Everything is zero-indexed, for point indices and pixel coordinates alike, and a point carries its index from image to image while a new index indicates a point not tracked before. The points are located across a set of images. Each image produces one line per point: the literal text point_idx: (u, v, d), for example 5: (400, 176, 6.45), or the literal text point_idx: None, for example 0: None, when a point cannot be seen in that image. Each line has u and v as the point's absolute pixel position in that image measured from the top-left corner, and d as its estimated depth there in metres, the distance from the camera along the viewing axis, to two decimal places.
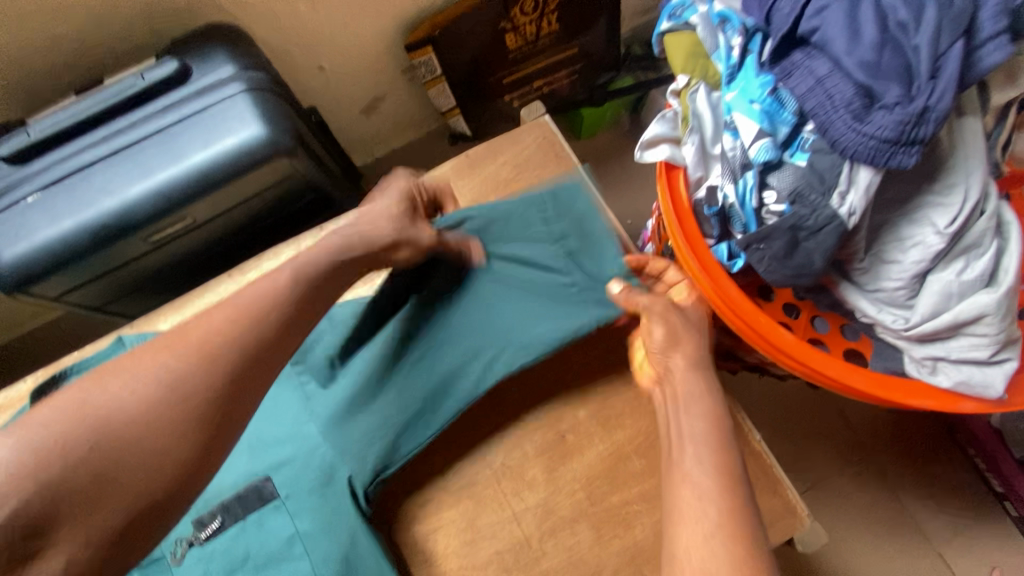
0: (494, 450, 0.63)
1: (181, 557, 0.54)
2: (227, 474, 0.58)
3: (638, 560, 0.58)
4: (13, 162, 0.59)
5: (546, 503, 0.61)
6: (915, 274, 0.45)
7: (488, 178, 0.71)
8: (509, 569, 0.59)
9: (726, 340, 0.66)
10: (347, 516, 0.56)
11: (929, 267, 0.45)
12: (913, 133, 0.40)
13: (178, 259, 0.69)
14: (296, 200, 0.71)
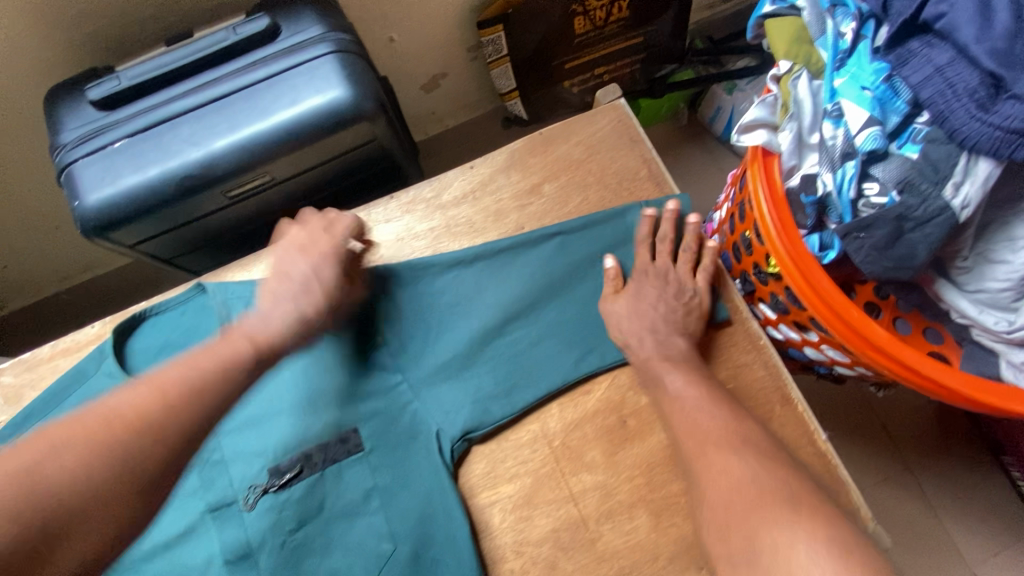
0: (553, 429, 0.63)
1: (253, 502, 0.59)
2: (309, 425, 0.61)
3: (697, 550, 0.58)
4: (103, 107, 0.60)
5: (605, 486, 0.60)
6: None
7: (561, 157, 0.71)
8: (564, 548, 0.58)
9: (794, 338, 0.64)
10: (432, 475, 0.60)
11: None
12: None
13: (251, 217, 0.69)
14: (367, 167, 0.71)
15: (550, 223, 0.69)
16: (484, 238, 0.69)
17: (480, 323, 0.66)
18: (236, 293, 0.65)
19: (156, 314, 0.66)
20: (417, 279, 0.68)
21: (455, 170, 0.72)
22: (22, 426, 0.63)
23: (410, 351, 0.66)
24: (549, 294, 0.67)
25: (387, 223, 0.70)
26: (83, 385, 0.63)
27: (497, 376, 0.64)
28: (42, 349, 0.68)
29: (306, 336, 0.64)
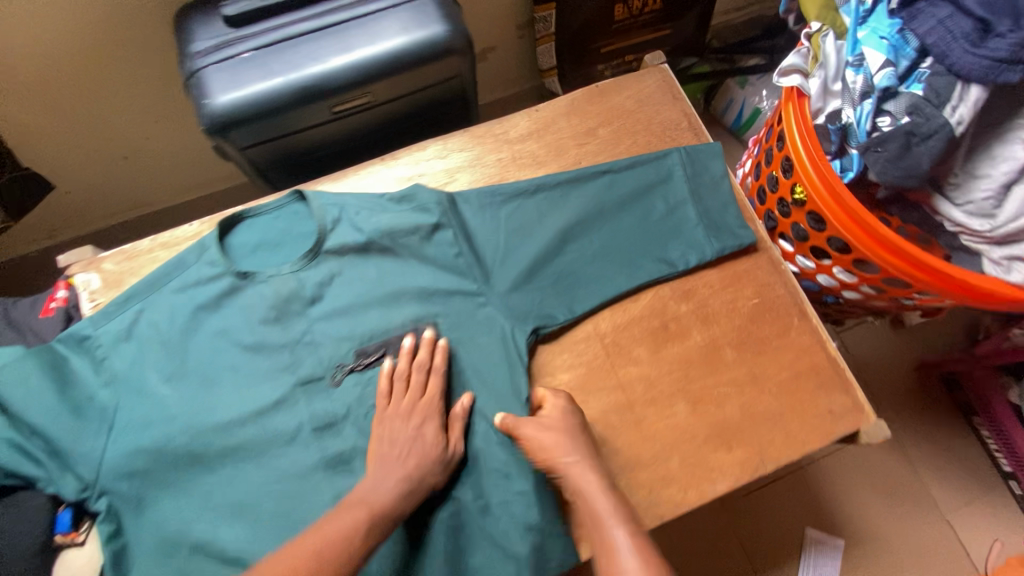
0: (605, 329, 0.72)
1: (339, 380, 0.68)
2: (395, 316, 0.70)
3: (728, 431, 0.67)
4: (231, 24, 0.69)
5: (649, 378, 0.70)
6: (1004, 182, 0.56)
7: (614, 107, 0.82)
8: (614, 427, 0.68)
9: (810, 267, 0.75)
10: (505, 370, 0.68)
11: (1011, 180, 0.55)
12: (1014, 54, 0.51)
13: (340, 138, 0.78)
14: (444, 104, 0.81)
15: (604, 160, 0.79)
16: (546, 169, 0.78)
17: (548, 238, 0.74)
18: (330, 201, 0.71)
19: (256, 215, 0.73)
20: (496, 201, 0.75)
21: (521, 113, 0.82)
22: (125, 306, 0.68)
23: (481, 257, 0.73)
24: (605, 219, 0.76)
25: (460, 151, 0.79)
26: (185, 273, 0.69)
27: (560, 287, 0.72)
28: (141, 242, 0.74)
29: (392, 238, 0.72)
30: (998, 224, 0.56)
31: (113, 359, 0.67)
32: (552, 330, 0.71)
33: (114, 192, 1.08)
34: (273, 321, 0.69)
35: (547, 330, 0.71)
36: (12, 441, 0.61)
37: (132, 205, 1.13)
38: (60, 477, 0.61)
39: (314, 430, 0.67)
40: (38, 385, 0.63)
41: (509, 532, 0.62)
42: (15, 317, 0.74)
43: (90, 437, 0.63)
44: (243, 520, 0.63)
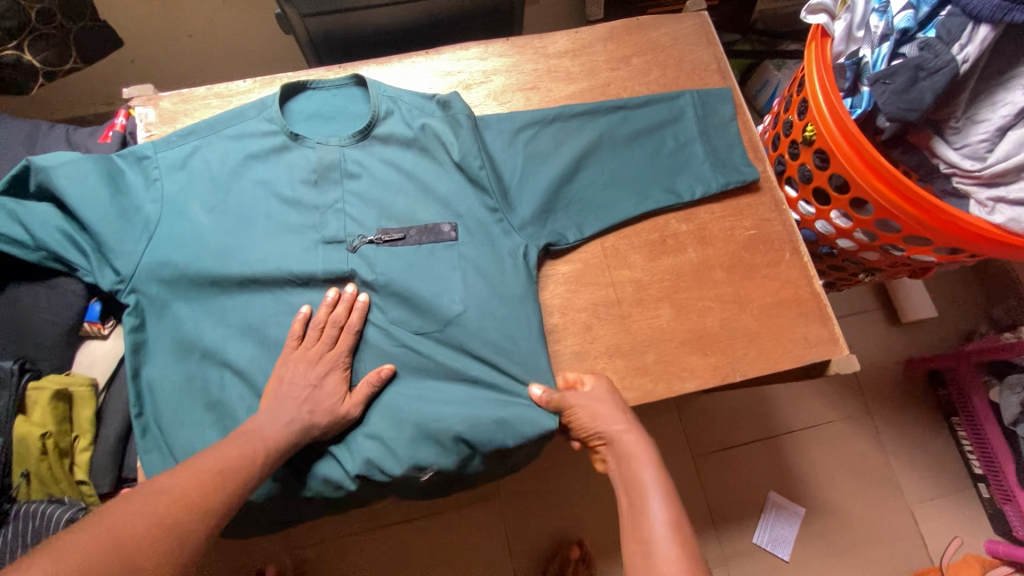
0: (607, 234, 0.76)
1: (358, 246, 0.73)
2: (421, 211, 0.75)
3: (704, 339, 0.72)
4: None
5: (640, 282, 0.74)
6: (997, 127, 0.60)
7: (650, 40, 0.86)
8: (599, 318, 0.72)
9: (810, 213, 0.79)
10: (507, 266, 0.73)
11: (1006, 126, 0.60)
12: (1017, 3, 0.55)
13: (391, 25, 0.84)
14: (493, 11, 0.86)
15: (633, 86, 0.84)
16: (577, 86, 0.83)
17: (573, 153, 0.78)
18: (386, 93, 0.78)
19: (316, 87, 0.80)
20: (527, 117, 0.80)
21: (562, 32, 0.87)
22: (183, 141, 0.75)
23: (503, 167, 0.78)
24: (627, 143, 0.80)
25: (500, 58, 0.84)
26: (242, 125, 0.77)
27: (572, 209, 0.77)
28: (197, 90, 0.80)
29: (426, 128, 0.78)
30: (986, 165, 0.61)
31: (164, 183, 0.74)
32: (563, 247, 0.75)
33: (172, 67, 1.10)
34: (312, 181, 0.76)
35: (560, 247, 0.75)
36: (64, 231, 0.68)
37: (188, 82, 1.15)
38: (101, 272, 0.69)
39: (327, 280, 0.72)
40: (93, 187, 0.70)
41: (483, 398, 0.67)
42: (74, 140, 0.81)
43: (131, 242, 0.69)
44: (250, 340, 0.69)
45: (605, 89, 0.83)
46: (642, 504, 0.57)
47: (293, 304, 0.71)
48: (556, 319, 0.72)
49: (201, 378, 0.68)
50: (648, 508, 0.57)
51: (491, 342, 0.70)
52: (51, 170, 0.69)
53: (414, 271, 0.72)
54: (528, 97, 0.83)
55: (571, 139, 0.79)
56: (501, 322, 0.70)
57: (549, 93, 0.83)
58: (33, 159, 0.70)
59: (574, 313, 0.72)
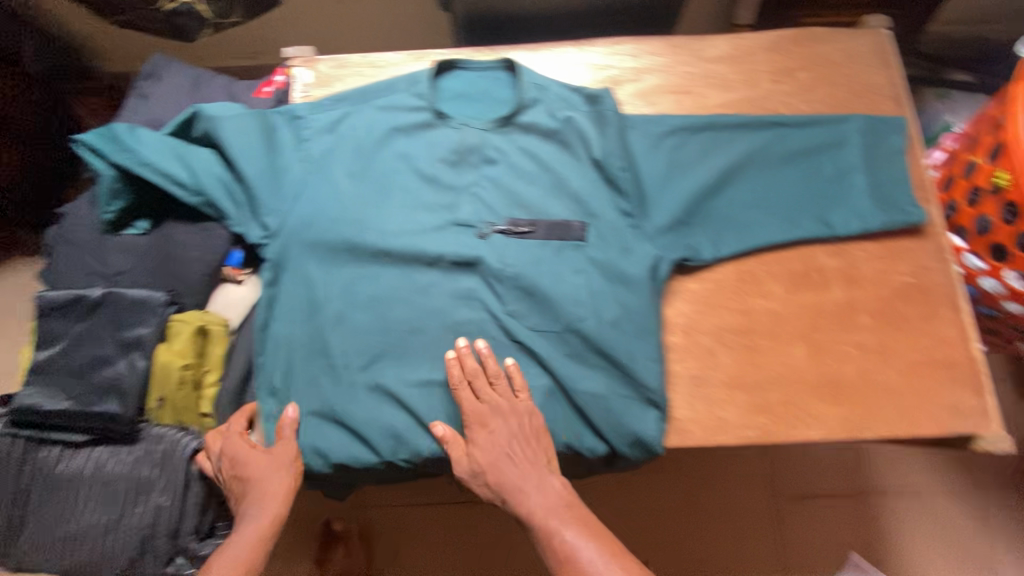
0: (745, 258, 0.72)
1: (486, 233, 0.73)
2: (553, 205, 0.74)
3: (836, 387, 0.67)
4: None
5: (775, 314, 0.70)
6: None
7: (819, 55, 0.80)
8: (726, 345, 0.68)
9: (979, 268, 0.72)
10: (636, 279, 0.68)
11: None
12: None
13: (549, 12, 0.83)
14: (650, 9, 0.84)
15: (794, 103, 0.78)
16: (734, 94, 0.79)
17: (720, 166, 0.74)
18: (535, 81, 0.78)
19: (464, 67, 0.80)
20: (676, 122, 0.76)
21: (723, 36, 0.82)
22: (336, 106, 0.78)
23: (643, 172, 0.74)
24: (780, 164, 0.74)
25: (654, 57, 0.81)
26: (391, 97, 0.78)
27: (712, 226, 0.72)
28: (353, 57, 0.83)
29: (570, 120, 0.76)
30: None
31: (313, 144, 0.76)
32: (697, 265, 0.71)
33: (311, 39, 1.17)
34: (451, 161, 0.76)
35: (695, 264, 0.70)
36: (222, 180, 0.72)
37: None
38: (250, 223, 0.72)
39: (451, 262, 0.71)
40: (253, 141, 0.73)
41: (595, 410, 0.65)
42: (234, 93, 0.86)
43: (280, 199, 0.72)
44: (373, 309, 0.70)
45: (763, 102, 0.78)
46: (559, 540, 0.59)
47: (417, 280, 0.71)
48: (679, 338, 0.68)
49: (323, 339, 0.69)
50: (566, 539, 0.59)
51: (609, 355, 0.65)
52: (218, 121, 0.73)
53: (538, 268, 0.70)
54: (678, 101, 0.79)
55: (719, 151, 0.75)
56: (624, 332, 0.66)
57: (701, 99, 0.79)
58: (203, 108, 0.74)
59: (700, 335, 0.68)
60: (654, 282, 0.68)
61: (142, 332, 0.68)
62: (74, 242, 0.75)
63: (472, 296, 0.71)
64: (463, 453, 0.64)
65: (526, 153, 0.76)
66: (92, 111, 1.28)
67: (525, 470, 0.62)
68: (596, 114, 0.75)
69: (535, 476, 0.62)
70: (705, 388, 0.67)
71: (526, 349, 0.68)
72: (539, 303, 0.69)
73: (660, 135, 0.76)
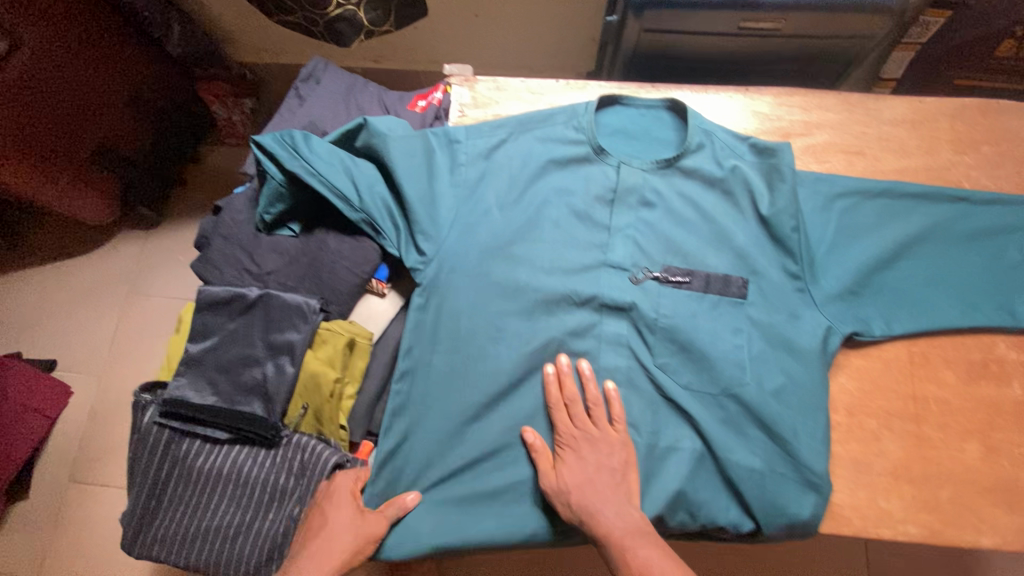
0: (915, 339, 0.68)
1: (640, 278, 0.70)
2: (712, 256, 0.71)
3: (1013, 492, 0.62)
4: None
5: (946, 401, 0.65)
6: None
7: (1007, 128, 0.75)
8: (891, 430, 0.65)
9: None
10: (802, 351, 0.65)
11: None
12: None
13: (717, 53, 0.80)
14: (825, 59, 0.80)
15: (977, 176, 0.73)
16: (912, 160, 0.74)
17: (896, 237, 0.70)
18: (702, 125, 0.75)
19: (626, 103, 0.78)
20: (850, 184, 0.72)
21: (901, 97, 0.78)
22: (495, 130, 0.77)
23: (811, 233, 0.71)
24: (961, 241, 0.70)
25: (827, 112, 0.77)
26: (550, 127, 0.77)
27: (885, 300, 0.68)
28: (512, 82, 0.83)
29: (737, 169, 0.73)
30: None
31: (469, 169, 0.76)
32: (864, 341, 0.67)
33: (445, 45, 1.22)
34: (607, 199, 0.74)
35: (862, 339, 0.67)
36: (383, 200, 0.73)
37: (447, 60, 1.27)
38: (405, 244, 0.72)
39: (603, 305, 0.69)
40: (415, 163, 0.73)
41: (751, 485, 0.61)
42: (386, 103, 0.86)
43: (436, 223, 0.72)
44: (519, 344, 0.69)
45: (944, 171, 0.74)
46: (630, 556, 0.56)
47: (566, 319, 0.69)
48: (840, 416, 0.65)
49: (467, 369, 0.68)
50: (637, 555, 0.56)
51: (769, 426, 0.62)
52: (384, 138, 0.73)
53: (695, 323, 0.67)
54: (849, 161, 0.75)
55: (895, 220, 0.71)
56: (786, 405, 0.63)
57: (875, 162, 0.75)
58: (370, 121, 0.74)
59: (862, 416, 0.65)
60: (820, 355, 0.65)
61: (295, 338, 0.68)
62: (225, 236, 0.76)
63: (622, 343, 0.68)
64: (551, 467, 0.63)
65: (687, 199, 0.73)
66: (217, 97, 1.30)
67: (607, 494, 0.59)
68: (767, 168, 0.72)
69: (615, 501, 0.59)
70: (866, 474, 0.63)
71: (677, 408, 0.65)
72: (694, 360, 0.66)
73: (831, 196, 0.72)
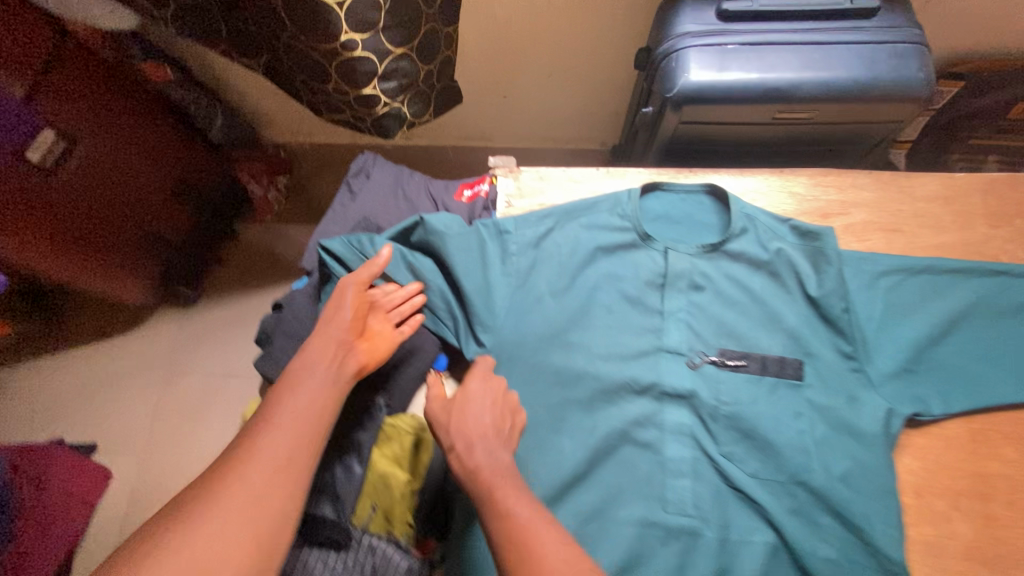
0: (972, 417, 0.69)
1: (697, 363, 0.72)
2: (765, 339, 0.73)
3: None
4: (721, 17, 0.77)
5: (1012, 478, 0.66)
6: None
7: None
8: (960, 511, 0.65)
9: None
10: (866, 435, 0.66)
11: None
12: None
13: (751, 139, 0.83)
14: (856, 141, 0.83)
15: (1014, 251, 0.76)
16: (948, 236, 0.77)
17: (943, 313, 0.72)
18: (743, 210, 0.78)
19: (667, 189, 0.81)
20: (894, 263, 0.75)
21: (930, 175, 0.81)
22: (542, 221, 0.80)
23: (861, 313, 0.72)
24: (1009, 317, 0.71)
25: (862, 191, 0.80)
26: (595, 216, 0.80)
27: (940, 377, 0.69)
28: (556, 171, 0.87)
29: (782, 252, 0.75)
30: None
31: (520, 257, 0.78)
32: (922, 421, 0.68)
33: (473, 124, 1.28)
34: (656, 284, 0.77)
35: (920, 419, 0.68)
36: (443, 294, 0.76)
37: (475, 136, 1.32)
38: (466, 333, 0.76)
39: (663, 392, 0.71)
40: (472, 257, 0.76)
41: None
42: (433, 195, 0.91)
43: (491, 314, 0.75)
44: (583, 435, 0.70)
45: (981, 246, 0.76)
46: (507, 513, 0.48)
47: (628, 408, 0.71)
48: (908, 498, 0.66)
49: (533, 462, 0.70)
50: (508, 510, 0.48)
51: (841, 514, 0.63)
52: (441, 234, 0.77)
53: (756, 408, 0.69)
54: (887, 239, 0.78)
55: (940, 297, 0.73)
56: (857, 491, 0.64)
57: (914, 239, 0.77)
58: (429, 218, 0.79)
59: (931, 497, 0.66)
60: (884, 439, 0.66)
61: (364, 438, 0.71)
62: (288, 332, 0.79)
63: (684, 431, 0.70)
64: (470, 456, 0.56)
65: (735, 282, 0.76)
66: (253, 176, 1.36)
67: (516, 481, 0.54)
68: (810, 250, 0.75)
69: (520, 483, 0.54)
70: (943, 560, 0.63)
71: (745, 497, 0.66)
72: (757, 447, 0.68)
73: (875, 275, 0.74)
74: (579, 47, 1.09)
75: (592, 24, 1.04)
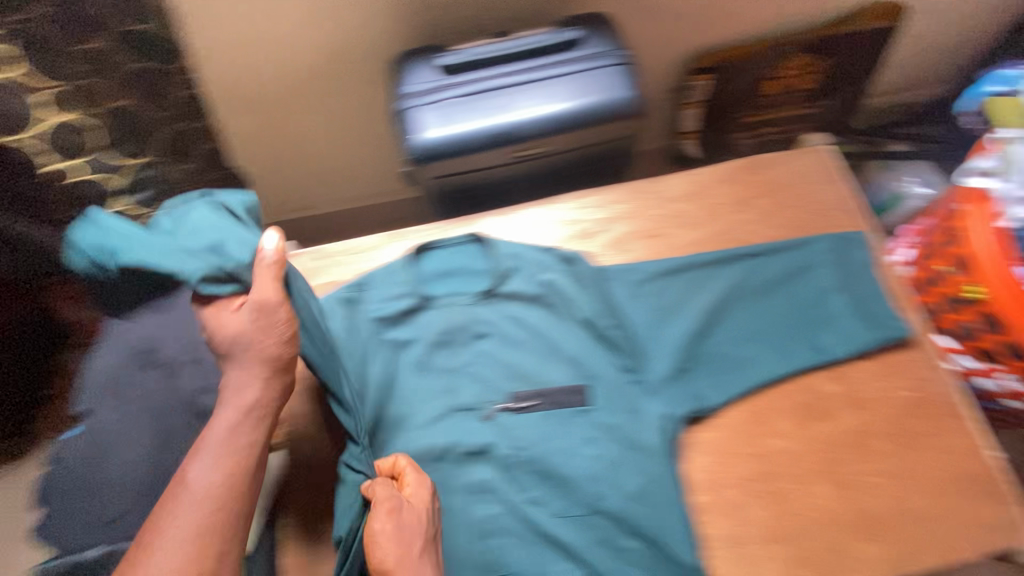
0: (750, 398, 0.73)
1: (491, 415, 0.72)
2: (551, 372, 0.74)
3: (872, 521, 0.66)
4: (444, 72, 0.79)
5: (791, 450, 0.69)
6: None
7: (770, 181, 0.86)
8: (752, 495, 0.67)
9: (976, 367, 0.74)
10: (651, 446, 0.68)
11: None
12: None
13: (512, 176, 0.86)
14: (607, 158, 0.88)
15: (758, 230, 0.82)
16: (700, 231, 0.82)
17: (705, 306, 0.76)
18: (511, 249, 0.79)
19: (439, 245, 0.82)
20: (655, 269, 0.78)
21: (679, 175, 0.87)
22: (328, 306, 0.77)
23: (633, 326, 0.75)
24: (761, 295, 0.77)
25: (621, 205, 0.85)
26: (373, 290, 0.78)
27: (711, 369, 0.73)
28: (331, 246, 0.85)
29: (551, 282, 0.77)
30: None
31: (183, 228, 0.60)
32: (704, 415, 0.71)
33: (286, 186, 1.18)
34: (441, 343, 0.76)
35: (701, 414, 0.71)
36: (108, 252, 0.61)
37: (298, 202, 1.23)
38: (162, 263, 0.57)
39: (464, 453, 0.70)
40: (125, 229, 0.61)
41: None
42: None
43: (165, 259, 0.58)
44: None
45: (729, 234, 0.82)
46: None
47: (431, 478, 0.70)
48: (705, 496, 0.68)
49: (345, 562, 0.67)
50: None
51: (640, 532, 0.64)
52: (85, 239, 0.62)
53: (551, 446, 0.69)
54: (650, 244, 0.82)
55: (700, 292, 0.77)
56: (652, 504, 0.66)
57: (672, 240, 0.82)
58: (75, 232, 0.63)
59: (724, 489, 0.68)
60: (668, 445, 0.68)
61: None
62: None
63: (489, 487, 0.69)
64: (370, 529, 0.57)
65: (517, 323, 0.76)
66: None
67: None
68: (577, 275, 0.78)
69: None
70: (743, 548, 0.65)
71: (554, 539, 0.66)
72: (558, 485, 0.68)
73: (641, 285, 0.78)
74: (366, 97, 1.05)
75: (367, 79, 0.98)
